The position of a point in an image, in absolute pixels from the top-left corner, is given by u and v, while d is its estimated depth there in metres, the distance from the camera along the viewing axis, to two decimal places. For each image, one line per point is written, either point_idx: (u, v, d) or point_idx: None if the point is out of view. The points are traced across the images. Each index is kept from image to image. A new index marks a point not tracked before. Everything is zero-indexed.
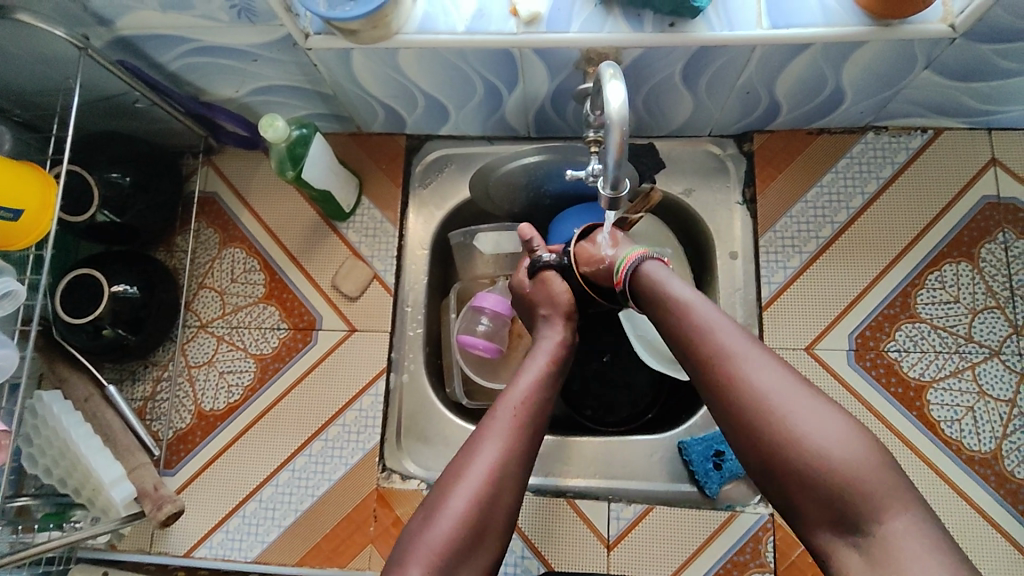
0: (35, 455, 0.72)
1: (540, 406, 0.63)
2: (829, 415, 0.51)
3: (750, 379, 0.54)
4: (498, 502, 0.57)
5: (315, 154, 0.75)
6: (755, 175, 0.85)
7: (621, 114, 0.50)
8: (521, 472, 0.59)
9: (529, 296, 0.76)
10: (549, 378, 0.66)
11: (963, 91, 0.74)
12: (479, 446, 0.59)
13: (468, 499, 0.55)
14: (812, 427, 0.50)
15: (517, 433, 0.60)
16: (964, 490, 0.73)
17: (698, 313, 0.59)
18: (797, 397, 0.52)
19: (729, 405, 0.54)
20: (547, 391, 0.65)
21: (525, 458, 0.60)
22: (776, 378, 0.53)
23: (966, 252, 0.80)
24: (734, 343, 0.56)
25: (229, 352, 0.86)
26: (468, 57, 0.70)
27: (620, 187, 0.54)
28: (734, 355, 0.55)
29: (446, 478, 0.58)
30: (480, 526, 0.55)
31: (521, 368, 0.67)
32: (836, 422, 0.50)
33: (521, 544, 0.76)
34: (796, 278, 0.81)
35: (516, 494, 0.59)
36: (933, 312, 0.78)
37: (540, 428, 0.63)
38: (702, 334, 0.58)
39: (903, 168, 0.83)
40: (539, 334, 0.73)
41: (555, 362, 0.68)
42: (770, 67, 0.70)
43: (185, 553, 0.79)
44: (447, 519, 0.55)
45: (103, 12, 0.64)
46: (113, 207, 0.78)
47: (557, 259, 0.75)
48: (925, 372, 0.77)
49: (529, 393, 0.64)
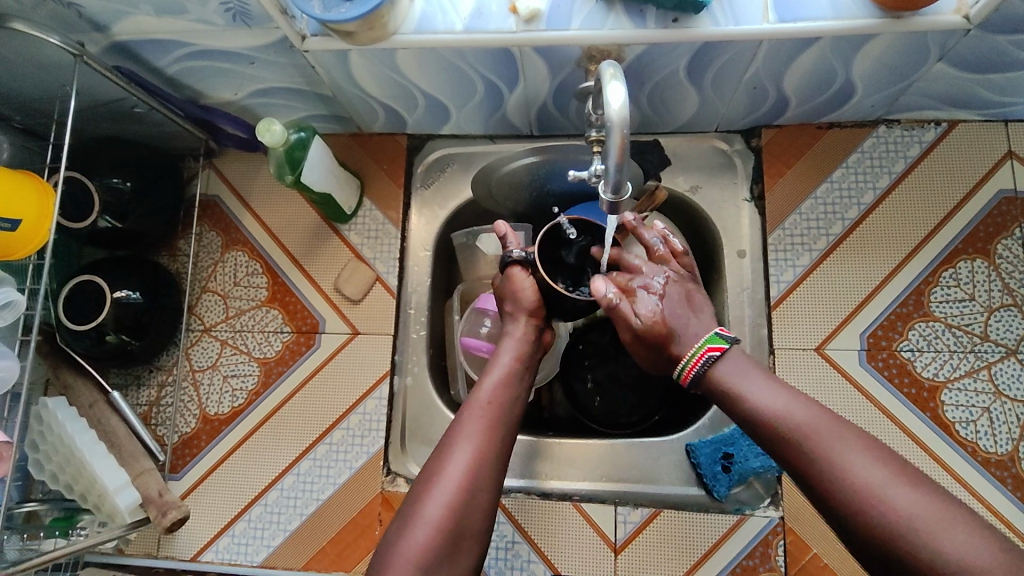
0: (41, 462, 0.72)
1: (508, 404, 0.63)
2: (951, 512, 0.45)
3: (851, 477, 0.48)
4: (473, 507, 0.55)
5: (314, 158, 0.74)
6: (763, 171, 0.83)
7: (622, 116, 0.49)
8: (495, 473, 0.58)
9: (497, 289, 0.72)
10: (514, 375, 0.65)
11: (979, 82, 0.72)
12: (452, 450, 0.58)
13: (443, 505, 0.54)
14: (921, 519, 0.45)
15: (488, 434, 0.59)
16: (980, 493, 0.72)
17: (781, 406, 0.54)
18: (898, 487, 0.46)
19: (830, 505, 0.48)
20: (515, 389, 0.64)
21: (498, 460, 0.59)
22: (883, 471, 0.48)
23: (981, 248, 0.77)
24: (825, 438, 0.51)
25: (233, 356, 0.85)
26: (468, 57, 0.69)
27: (622, 191, 0.53)
28: (817, 446, 0.50)
29: (420, 485, 0.57)
30: (456, 532, 0.54)
31: (488, 366, 0.66)
32: (952, 518, 0.44)
33: (512, 530, 0.76)
34: (807, 277, 0.79)
35: (492, 497, 0.57)
36: (946, 310, 0.76)
37: (512, 426, 0.62)
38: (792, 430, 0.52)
39: (916, 163, 0.80)
40: (502, 330, 0.70)
41: (522, 356, 0.67)
42: (777, 62, 0.68)
43: (192, 557, 0.79)
44: (421, 527, 0.53)
45: (97, 18, 0.63)
46: (114, 212, 0.77)
47: (523, 255, 0.70)
48: (939, 372, 0.75)
49: (496, 392, 0.63)
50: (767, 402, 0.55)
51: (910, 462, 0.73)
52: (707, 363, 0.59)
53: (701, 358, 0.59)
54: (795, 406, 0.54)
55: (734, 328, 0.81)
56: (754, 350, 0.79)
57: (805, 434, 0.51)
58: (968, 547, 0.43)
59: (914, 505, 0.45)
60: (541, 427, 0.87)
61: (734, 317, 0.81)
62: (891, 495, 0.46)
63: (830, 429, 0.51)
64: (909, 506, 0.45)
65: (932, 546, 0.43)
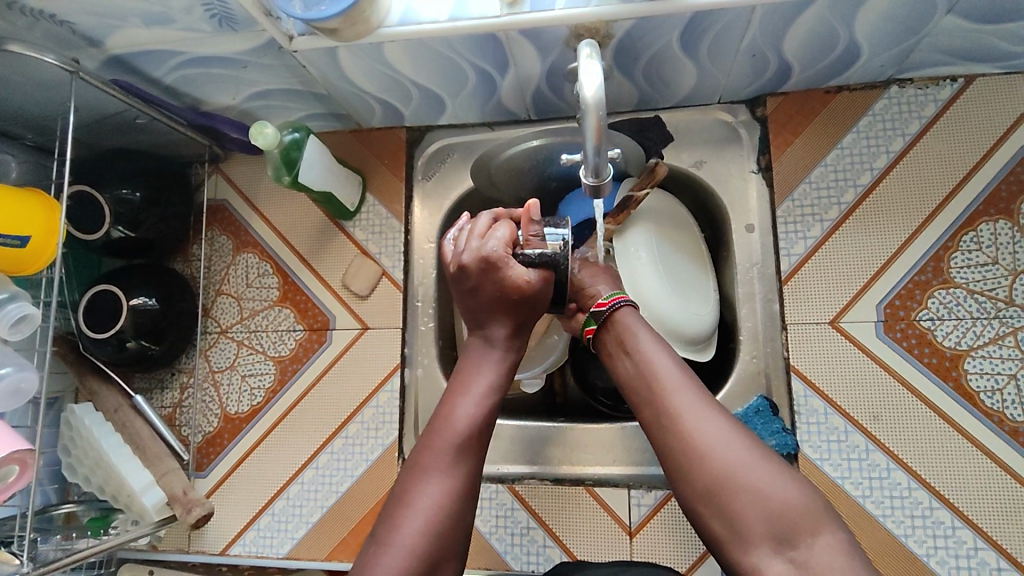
0: (74, 465, 0.77)
1: (485, 421, 0.60)
2: (771, 461, 0.51)
3: (694, 424, 0.53)
4: (446, 532, 0.54)
5: (311, 156, 0.75)
6: (769, 142, 0.81)
7: (597, 99, 0.49)
8: (469, 496, 0.57)
9: (517, 286, 0.63)
10: (492, 397, 0.62)
11: (993, 33, 0.68)
12: (429, 471, 0.56)
13: (421, 531, 0.53)
14: (744, 464, 0.51)
15: (460, 455, 0.57)
16: (1008, 464, 0.69)
17: (654, 357, 0.59)
18: (730, 436, 0.52)
19: (671, 445, 0.54)
20: (492, 409, 0.61)
21: (475, 480, 0.58)
22: (721, 422, 0.53)
23: (1004, 208, 0.74)
24: (679, 385, 0.56)
25: (250, 356, 0.87)
26: (455, 45, 0.68)
27: (602, 174, 0.53)
28: (671, 396, 0.56)
29: (396, 507, 0.55)
30: (433, 560, 0.53)
31: (463, 385, 0.62)
32: (769, 466, 0.51)
33: (527, 516, 0.77)
34: (818, 249, 0.77)
35: (467, 517, 0.56)
36: (968, 276, 0.73)
37: (484, 446, 0.60)
38: (656, 381, 0.57)
39: (932, 123, 0.77)
40: (491, 337, 0.65)
41: (505, 375, 0.64)
42: (774, 26, 0.65)
43: (221, 551, 0.82)
44: (395, 555, 0.52)
45: (91, 33, 0.64)
46: (125, 223, 0.80)
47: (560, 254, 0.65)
48: (962, 341, 0.72)
49: (473, 411, 0.60)
50: (642, 352, 0.60)
51: (932, 436, 0.71)
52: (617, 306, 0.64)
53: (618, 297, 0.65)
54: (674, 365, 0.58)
55: (744, 304, 0.79)
56: (766, 328, 0.77)
57: (664, 388, 0.57)
58: (778, 485, 0.50)
59: (739, 452, 0.51)
60: (556, 413, 0.89)
61: (744, 294, 0.79)
62: (723, 443, 0.52)
63: (684, 385, 0.57)
64: (735, 451, 0.51)
65: (746, 483, 0.50)
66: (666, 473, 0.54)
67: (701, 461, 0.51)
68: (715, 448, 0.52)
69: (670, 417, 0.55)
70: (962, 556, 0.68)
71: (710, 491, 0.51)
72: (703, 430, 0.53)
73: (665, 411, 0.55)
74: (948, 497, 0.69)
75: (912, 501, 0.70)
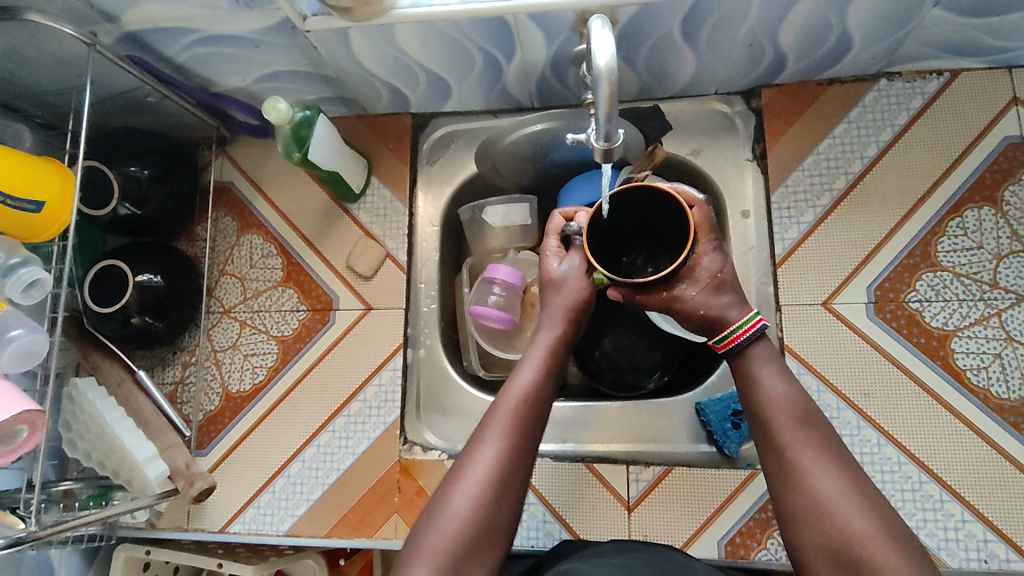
0: (74, 440, 0.77)
1: (541, 397, 0.61)
2: (893, 533, 0.51)
3: (814, 486, 0.53)
4: (500, 504, 0.55)
5: (319, 136, 0.76)
6: (764, 131, 0.84)
7: (610, 67, 0.51)
8: (524, 471, 0.57)
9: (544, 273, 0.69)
10: (547, 373, 0.62)
11: (977, 28, 0.71)
12: (484, 441, 0.57)
13: (471, 498, 0.54)
14: (866, 537, 0.50)
15: (518, 431, 0.58)
16: (993, 439, 0.71)
17: (778, 401, 0.57)
18: (854, 505, 0.52)
19: (791, 502, 0.54)
20: (548, 387, 0.62)
21: (531, 454, 0.58)
22: (845, 487, 0.53)
23: (988, 195, 0.77)
24: (800, 439, 0.55)
25: (253, 335, 0.88)
26: (465, 29, 0.71)
27: (613, 139, 0.56)
28: (790, 452, 0.55)
29: (451, 474, 0.57)
30: (483, 530, 0.54)
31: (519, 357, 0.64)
32: (890, 543, 0.50)
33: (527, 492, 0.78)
34: (811, 233, 0.80)
35: (520, 490, 0.57)
36: (954, 260, 0.76)
37: (542, 423, 0.60)
38: (775, 430, 0.56)
39: (919, 114, 0.80)
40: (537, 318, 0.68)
41: (557, 348, 0.65)
42: (771, 16, 0.69)
43: (220, 528, 0.82)
44: (447, 522, 0.54)
45: (110, 8, 0.66)
46: (133, 200, 0.81)
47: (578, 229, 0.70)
48: (949, 321, 0.75)
49: (530, 386, 0.60)
50: (764, 391, 0.58)
51: (920, 412, 0.73)
52: (739, 346, 0.59)
53: (743, 336, 0.59)
54: (801, 409, 0.57)
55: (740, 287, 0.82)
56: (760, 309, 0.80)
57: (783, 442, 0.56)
58: (898, 564, 0.49)
59: (861, 524, 0.51)
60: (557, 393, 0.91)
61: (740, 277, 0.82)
62: (845, 513, 0.52)
63: (809, 438, 0.55)
64: (860, 524, 0.51)
65: (866, 559, 0.50)
66: (782, 518, 0.55)
67: (822, 529, 0.52)
68: (837, 510, 0.52)
69: (792, 468, 0.55)
70: (950, 528, 0.70)
71: (828, 553, 0.52)
72: (824, 497, 0.52)
73: (786, 464, 0.55)
74: (936, 471, 0.71)
75: (902, 475, 0.72)
